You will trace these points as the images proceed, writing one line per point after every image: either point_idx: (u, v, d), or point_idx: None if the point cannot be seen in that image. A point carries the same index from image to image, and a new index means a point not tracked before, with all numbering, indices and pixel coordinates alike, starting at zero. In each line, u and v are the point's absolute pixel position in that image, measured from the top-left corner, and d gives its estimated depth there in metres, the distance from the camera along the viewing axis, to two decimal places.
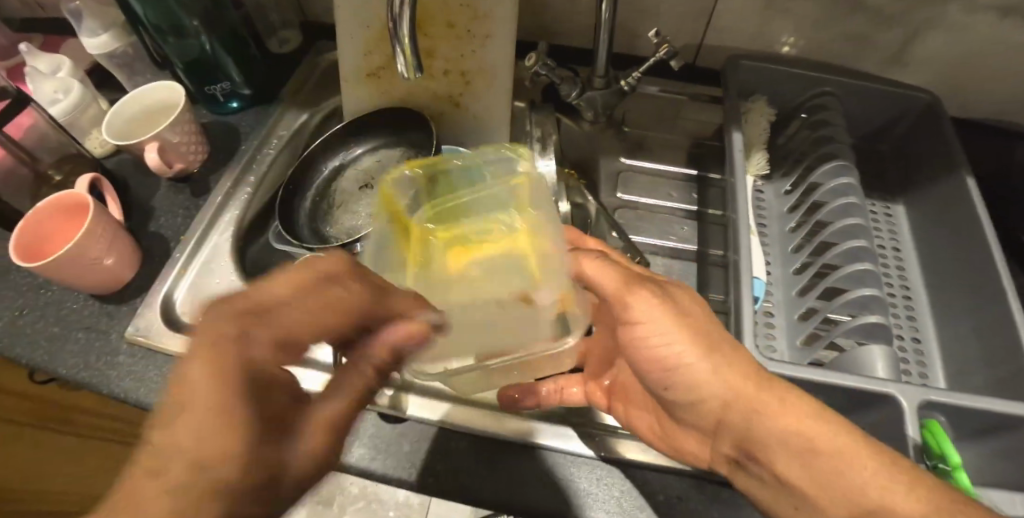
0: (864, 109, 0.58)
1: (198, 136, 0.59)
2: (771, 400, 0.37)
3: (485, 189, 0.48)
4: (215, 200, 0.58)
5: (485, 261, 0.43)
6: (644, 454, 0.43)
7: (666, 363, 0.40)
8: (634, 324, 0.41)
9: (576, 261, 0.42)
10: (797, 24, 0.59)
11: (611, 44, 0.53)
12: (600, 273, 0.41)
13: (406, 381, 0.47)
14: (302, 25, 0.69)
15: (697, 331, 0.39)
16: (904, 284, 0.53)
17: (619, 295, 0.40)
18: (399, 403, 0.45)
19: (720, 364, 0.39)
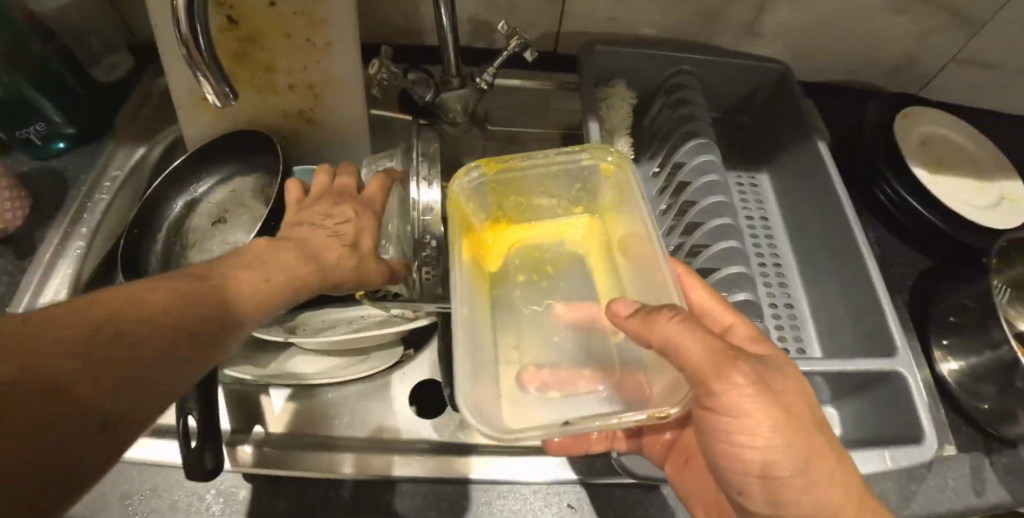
0: (721, 84, 0.59)
1: (15, 189, 0.51)
2: (856, 507, 0.31)
3: (555, 187, 0.45)
4: (41, 261, 0.51)
5: (560, 266, 0.45)
6: (568, 470, 0.42)
7: (758, 468, 0.32)
8: (719, 414, 0.31)
9: (649, 328, 0.31)
10: (651, 4, 0.58)
11: (457, 43, 0.50)
12: (683, 346, 0.30)
13: (267, 435, 0.44)
14: (132, 49, 0.62)
15: (800, 439, 0.31)
16: (773, 252, 0.54)
17: (701, 377, 0.30)
18: (258, 459, 0.42)
19: (823, 477, 0.31)
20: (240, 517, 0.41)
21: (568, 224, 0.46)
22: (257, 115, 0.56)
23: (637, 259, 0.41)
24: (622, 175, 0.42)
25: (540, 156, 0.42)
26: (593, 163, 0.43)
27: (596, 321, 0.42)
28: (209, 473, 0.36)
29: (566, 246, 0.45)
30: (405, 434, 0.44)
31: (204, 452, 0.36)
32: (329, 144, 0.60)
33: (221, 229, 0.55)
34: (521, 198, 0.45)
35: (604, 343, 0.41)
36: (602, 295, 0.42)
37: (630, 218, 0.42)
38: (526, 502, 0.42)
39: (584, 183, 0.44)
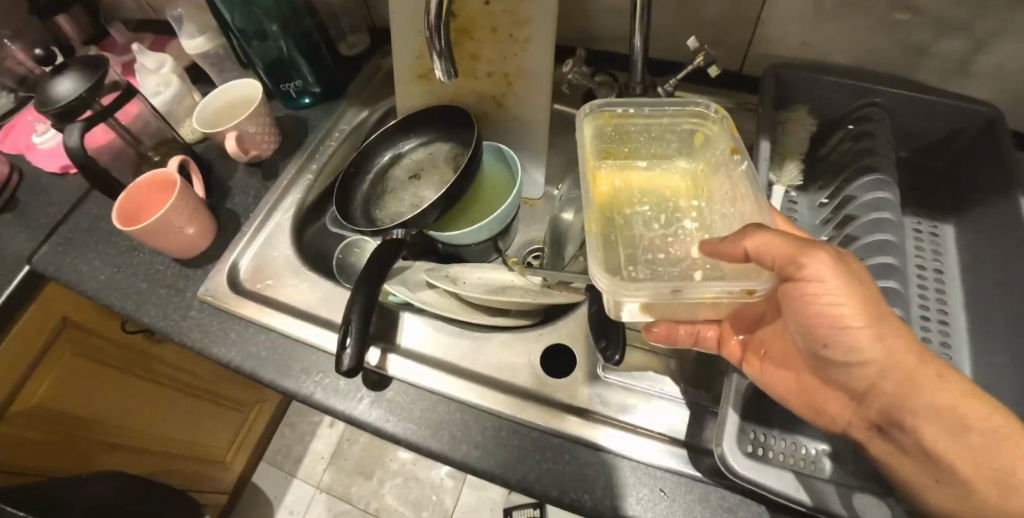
0: (915, 122, 0.56)
1: (271, 128, 0.66)
2: (912, 352, 0.36)
3: (660, 138, 0.51)
4: (277, 185, 0.64)
5: (663, 201, 0.47)
6: (672, 460, 0.44)
7: (830, 324, 0.37)
8: (801, 284, 0.36)
9: (738, 241, 0.36)
10: (849, 32, 0.58)
11: (646, 53, 0.55)
12: (767, 249, 0.35)
13: (392, 343, 0.53)
14: (370, 30, 0.75)
15: (865, 296, 0.36)
16: (941, 307, 0.50)
17: (790, 261, 0.35)
18: (382, 362, 0.51)
19: (888, 331, 0.36)
20: (381, 411, 0.49)
21: (669, 173, 0.49)
22: (457, 94, 0.66)
23: (729, 195, 0.45)
24: (716, 135, 0.48)
25: (648, 113, 0.49)
26: (691, 128, 0.50)
27: (691, 247, 0.44)
28: (351, 368, 0.47)
29: (669, 191, 0.48)
30: (531, 386, 0.49)
31: (351, 352, 0.48)
32: (509, 127, 0.67)
33: (414, 185, 0.66)
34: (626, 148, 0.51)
35: (692, 256, 0.43)
36: (695, 226, 0.45)
37: (721, 174, 0.47)
38: (619, 473, 0.45)
39: (686, 134, 0.50)
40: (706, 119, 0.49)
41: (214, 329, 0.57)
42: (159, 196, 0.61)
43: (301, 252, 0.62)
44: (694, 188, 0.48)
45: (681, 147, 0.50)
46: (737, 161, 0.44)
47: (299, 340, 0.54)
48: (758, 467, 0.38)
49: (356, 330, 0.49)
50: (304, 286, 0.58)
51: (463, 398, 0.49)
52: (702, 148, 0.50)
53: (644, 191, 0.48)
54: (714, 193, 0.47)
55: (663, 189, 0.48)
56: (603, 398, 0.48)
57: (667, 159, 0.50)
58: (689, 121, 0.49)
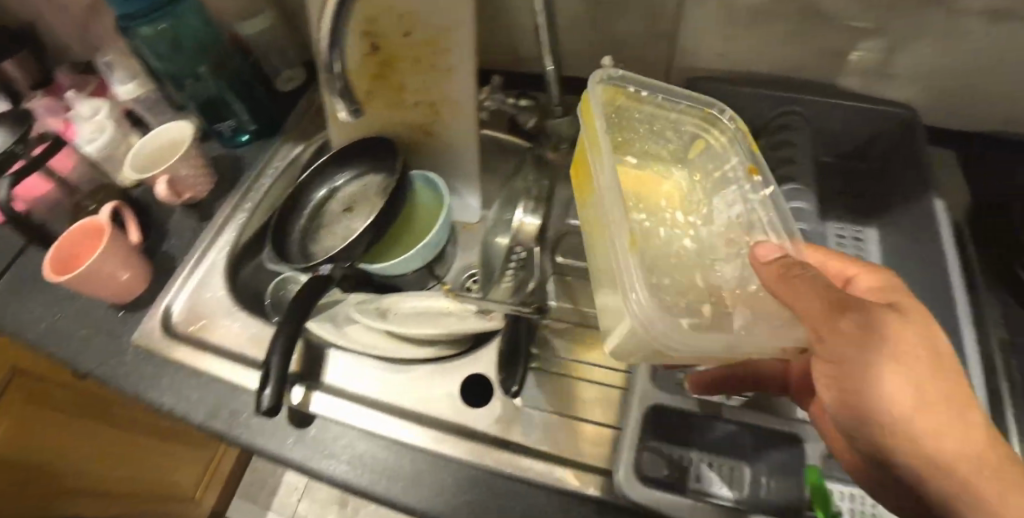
0: (834, 128, 0.56)
1: (205, 169, 0.66)
2: (990, 466, 0.28)
3: (658, 134, 0.50)
4: (212, 225, 0.64)
5: (654, 201, 0.48)
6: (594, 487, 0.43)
7: (876, 419, 0.30)
8: (836, 362, 0.30)
9: (779, 280, 0.32)
10: (766, 42, 0.58)
11: (559, 75, 0.55)
12: (796, 298, 0.31)
13: (316, 379, 0.53)
14: (306, 65, 0.76)
15: (924, 383, 0.29)
16: None
17: (811, 325, 0.30)
18: (306, 400, 0.51)
19: (955, 430, 0.29)
20: (303, 449, 0.49)
21: (662, 177, 0.50)
22: (387, 124, 0.67)
23: (732, 214, 0.47)
24: (721, 148, 0.48)
25: (660, 101, 0.48)
26: (695, 132, 0.49)
27: (690, 268, 0.44)
28: (270, 407, 0.47)
29: (661, 192, 0.49)
30: (453, 417, 0.49)
31: (270, 391, 0.47)
32: (441, 154, 0.68)
33: (347, 216, 0.66)
34: (625, 136, 0.50)
35: (705, 286, 0.42)
36: (693, 246, 0.46)
37: (721, 191, 0.48)
38: (536, 502, 0.44)
39: (681, 135, 0.50)
40: (712, 127, 0.48)
41: (148, 374, 0.56)
42: (91, 243, 0.61)
43: (235, 291, 0.62)
44: (682, 192, 0.49)
45: (675, 144, 0.50)
46: (757, 186, 0.45)
47: (227, 381, 0.54)
48: (649, 493, 0.38)
49: (275, 368, 0.48)
50: (237, 325, 0.59)
51: (384, 431, 0.48)
52: (692, 151, 0.50)
53: (631, 188, 0.48)
54: (712, 210, 0.48)
55: (650, 188, 0.49)
56: (519, 421, 0.47)
57: (655, 155, 0.51)
58: (693, 118, 0.49)
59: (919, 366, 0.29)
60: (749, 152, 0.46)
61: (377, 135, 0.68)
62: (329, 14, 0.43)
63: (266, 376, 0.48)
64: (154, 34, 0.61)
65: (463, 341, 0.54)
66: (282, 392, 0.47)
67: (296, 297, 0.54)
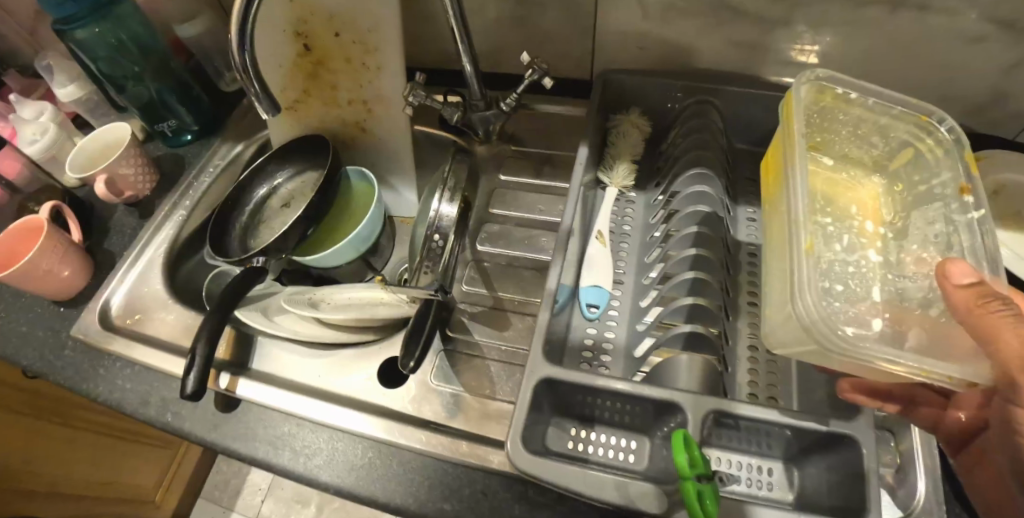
0: (743, 116, 0.58)
1: (146, 167, 0.68)
2: None
3: (877, 141, 0.52)
4: (154, 222, 0.66)
5: (836, 207, 0.53)
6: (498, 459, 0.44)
7: None
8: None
9: (975, 311, 0.34)
10: (681, 34, 0.60)
11: (480, 71, 0.57)
12: (1004, 344, 0.32)
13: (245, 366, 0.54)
14: None
15: None
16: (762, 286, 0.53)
17: (1004, 368, 0.32)
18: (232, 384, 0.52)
19: None
20: (226, 432, 0.50)
21: (858, 182, 0.54)
22: (326, 122, 0.69)
23: (931, 231, 0.48)
24: (932, 159, 0.49)
25: (868, 107, 0.50)
26: (906, 141, 0.51)
27: (869, 281, 0.49)
28: (195, 391, 0.48)
29: (853, 198, 0.53)
30: (371, 397, 0.50)
31: (194, 375, 0.49)
32: (379, 150, 0.70)
33: (285, 211, 0.68)
34: (825, 137, 0.54)
35: (872, 298, 0.48)
36: (877, 258, 0.50)
37: (924, 208, 0.49)
38: (444, 476, 0.45)
39: (891, 141, 0.52)
40: (931, 142, 0.49)
41: (84, 366, 0.58)
42: (30, 241, 0.62)
43: (174, 285, 0.64)
44: (854, 199, 0.53)
45: (885, 149, 0.52)
46: (966, 207, 0.45)
47: (158, 370, 0.56)
48: (539, 461, 0.38)
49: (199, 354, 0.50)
50: (173, 317, 0.60)
51: (301, 412, 0.49)
52: (895, 153, 0.52)
53: (857, 203, 0.53)
54: (907, 224, 0.50)
55: (863, 195, 0.53)
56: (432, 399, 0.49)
57: (835, 160, 0.54)
58: (915, 126, 0.49)
59: None
60: (964, 168, 0.45)
61: (317, 133, 0.70)
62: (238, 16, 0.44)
63: (190, 362, 0.50)
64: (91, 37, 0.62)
65: (387, 327, 0.56)
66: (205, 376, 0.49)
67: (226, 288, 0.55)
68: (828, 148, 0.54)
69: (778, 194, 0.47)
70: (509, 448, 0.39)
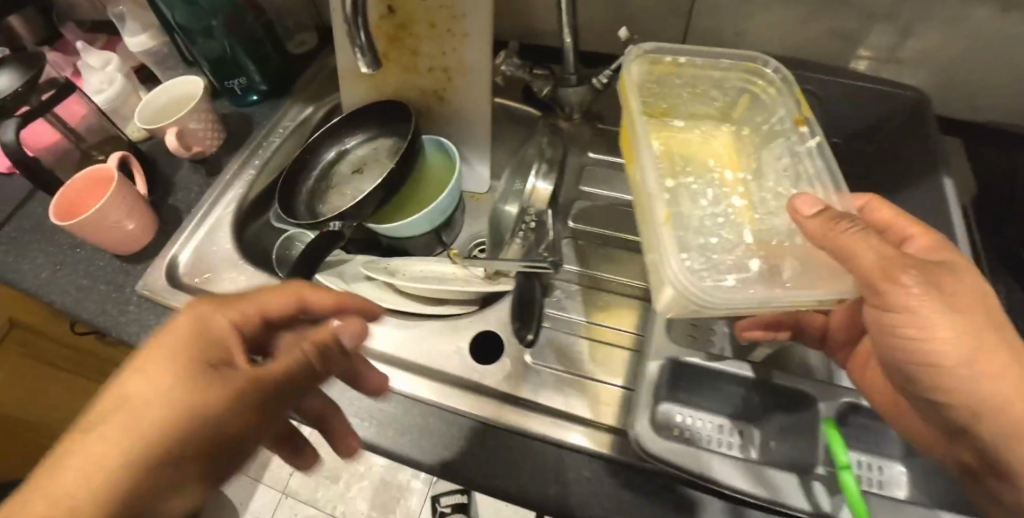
0: (846, 110, 0.57)
1: (214, 124, 0.66)
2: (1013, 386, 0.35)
3: (712, 93, 0.53)
4: (222, 180, 0.64)
5: (712, 165, 0.52)
6: (601, 442, 0.43)
7: (922, 359, 0.36)
8: (885, 311, 0.36)
9: (828, 232, 0.36)
10: (779, 23, 0.59)
11: (577, 45, 0.56)
12: (862, 259, 0.34)
13: None
14: (318, 30, 0.76)
15: (968, 324, 0.35)
16: None
17: (869, 280, 0.34)
18: None
19: (995, 360, 0.35)
20: None
21: (711, 136, 0.54)
22: (400, 89, 0.67)
23: (781, 166, 0.50)
24: (769, 99, 0.51)
25: (698, 65, 0.51)
26: (743, 87, 0.52)
27: (741, 229, 0.48)
28: None
29: (718, 147, 0.53)
30: (464, 372, 0.48)
31: None
32: (451, 122, 0.68)
33: (357, 179, 0.66)
34: (669, 102, 0.54)
35: (744, 243, 0.46)
36: (742, 204, 0.49)
37: (772, 146, 0.51)
38: (545, 457, 0.43)
39: (730, 91, 0.53)
40: (764, 87, 0.51)
41: (147, 325, 0.55)
42: (94, 193, 0.60)
43: (241, 246, 0.62)
44: (710, 151, 0.53)
45: (721, 101, 0.53)
46: (805, 135, 0.48)
47: None
48: (668, 445, 0.39)
49: None
50: (243, 278, 0.58)
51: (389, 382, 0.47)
52: (761, 101, 0.52)
53: (715, 157, 0.53)
54: (763, 165, 0.52)
55: (731, 150, 0.53)
56: (528, 376, 0.47)
57: (680, 118, 0.54)
58: (741, 67, 0.51)
59: (963, 307, 0.35)
60: (795, 102, 0.49)
61: (392, 99, 0.68)
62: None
63: None
64: None
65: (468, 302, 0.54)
66: None
67: (306, 251, 0.54)
68: (675, 112, 0.54)
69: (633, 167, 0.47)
70: (633, 426, 0.40)
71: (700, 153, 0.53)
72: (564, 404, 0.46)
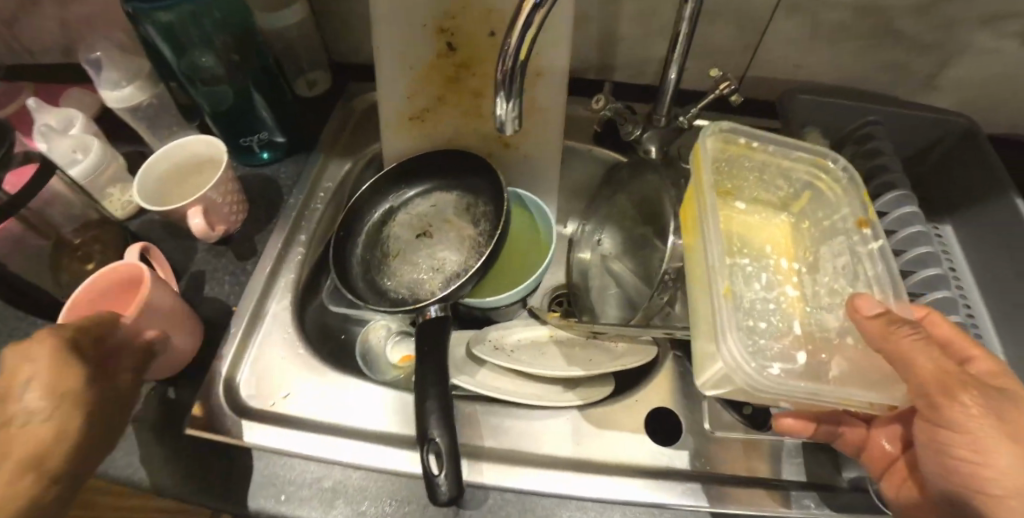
0: (908, 135, 0.61)
1: (238, 194, 0.53)
2: None
3: (779, 182, 0.46)
4: (263, 267, 0.52)
5: (766, 254, 0.45)
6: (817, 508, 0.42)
7: (969, 484, 0.34)
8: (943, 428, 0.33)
9: (885, 337, 0.33)
10: (837, 55, 0.61)
11: (676, 85, 0.53)
12: (917, 373, 0.32)
13: (476, 446, 0.45)
14: (332, 66, 0.65)
15: None
16: (958, 285, 0.56)
17: (918, 384, 0.32)
18: (473, 471, 0.43)
19: None
20: None
21: (768, 222, 0.47)
22: (457, 136, 0.59)
23: (838, 264, 0.43)
24: (835, 197, 0.44)
25: (771, 151, 0.45)
26: (807, 180, 0.45)
27: (791, 319, 0.42)
28: (453, 496, 0.39)
29: (773, 235, 0.46)
30: (649, 460, 0.44)
31: (447, 477, 0.39)
32: (512, 168, 0.62)
33: (426, 245, 0.57)
34: (731, 183, 0.47)
35: (793, 332, 0.41)
36: (795, 294, 0.43)
37: (829, 242, 0.44)
38: None
39: (793, 181, 0.46)
40: (826, 182, 0.45)
41: (213, 468, 0.43)
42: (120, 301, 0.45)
43: (309, 343, 0.51)
44: (765, 237, 0.46)
45: (783, 190, 0.47)
46: (867, 238, 0.41)
47: (346, 465, 0.43)
48: None
49: (443, 443, 0.40)
50: (331, 389, 0.48)
51: (579, 491, 0.42)
52: (827, 196, 0.45)
53: (778, 248, 0.46)
54: (820, 259, 0.44)
55: (776, 239, 0.46)
56: (718, 449, 0.45)
57: (743, 201, 0.47)
58: (810, 161, 0.45)
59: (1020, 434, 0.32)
60: (862, 203, 0.42)
61: (451, 148, 0.60)
62: (503, 41, 0.36)
63: (434, 464, 0.39)
64: (175, 21, 0.47)
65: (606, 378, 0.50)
66: (460, 477, 0.39)
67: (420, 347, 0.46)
68: (739, 193, 0.47)
69: (693, 235, 0.41)
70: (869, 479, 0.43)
71: (760, 239, 0.46)
72: (764, 474, 0.44)
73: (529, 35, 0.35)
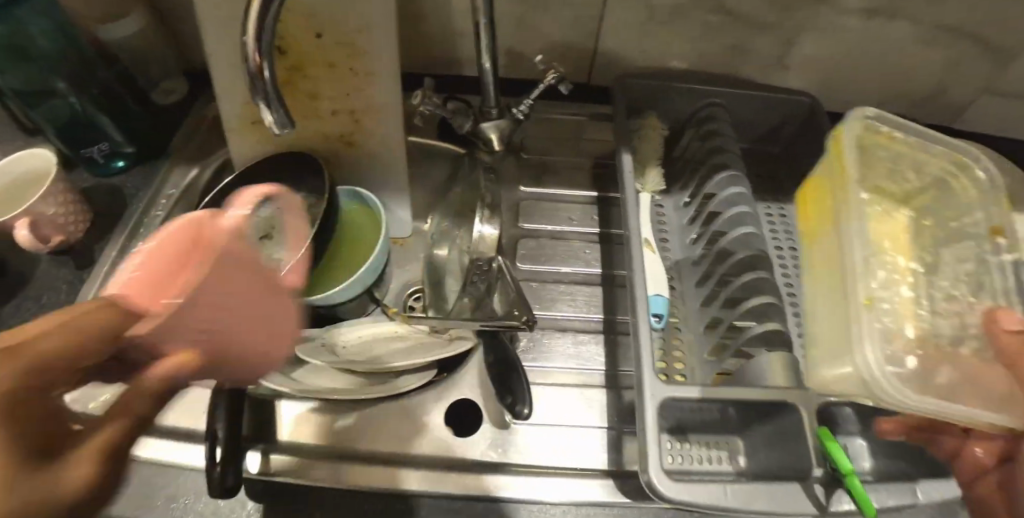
0: (753, 117, 0.61)
1: (77, 205, 0.54)
2: None
3: (888, 182, 0.43)
4: (99, 273, 0.54)
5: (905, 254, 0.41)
6: (606, 493, 0.43)
7: None
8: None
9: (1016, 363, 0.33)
10: (680, 38, 0.60)
11: (494, 76, 0.53)
12: None
13: (273, 441, 0.45)
14: (189, 74, 0.66)
15: None
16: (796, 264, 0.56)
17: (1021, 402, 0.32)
18: (264, 467, 0.43)
19: None
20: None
21: (889, 215, 0.42)
22: (302, 138, 0.60)
23: (962, 273, 0.40)
24: (966, 199, 0.41)
25: (909, 143, 0.42)
26: (940, 177, 0.42)
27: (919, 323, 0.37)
28: (224, 490, 0.39)
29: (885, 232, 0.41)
30: (449, 450, 0.45)
31: (222, 470, 0.39)
32: (362, 168, 0.63)
33: None
34: (873, 179, 0.43)
35: (907, 334, 0.37)
36: (910, 294, 0.39)
37: (955, 247, 0.41)
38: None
39: (932, 175, 0.42)
40: (959, 188, 0.42)
41: None
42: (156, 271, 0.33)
43: None
44: (892, 229, 0.42)
45: (924, 193, 0.43)
46: (1002, 247, 0.38)
47: (149, 464, 0.44)
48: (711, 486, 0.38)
49: (222, 436, 0.41)
50: None
51: (362, 481, 0.42)
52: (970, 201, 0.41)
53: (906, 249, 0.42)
54: (939, 261, 0.41)
55: (928, 236, 0.42)
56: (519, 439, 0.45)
57: (881, 193, 0.43)
58: (958, 150, 0.42)
59: None
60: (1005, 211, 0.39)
61: (299, 150, 0.60)
62: (244, 42, 0.38)
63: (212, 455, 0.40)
64: None
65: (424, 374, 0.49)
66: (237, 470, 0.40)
67: None
68: (893, 188, 0.43)
69: (823, 243, 0.39)
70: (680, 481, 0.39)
71: (927, 233, 0.43)
72: (559, 461, 0.45)
73: (265, 35, 0.38)
